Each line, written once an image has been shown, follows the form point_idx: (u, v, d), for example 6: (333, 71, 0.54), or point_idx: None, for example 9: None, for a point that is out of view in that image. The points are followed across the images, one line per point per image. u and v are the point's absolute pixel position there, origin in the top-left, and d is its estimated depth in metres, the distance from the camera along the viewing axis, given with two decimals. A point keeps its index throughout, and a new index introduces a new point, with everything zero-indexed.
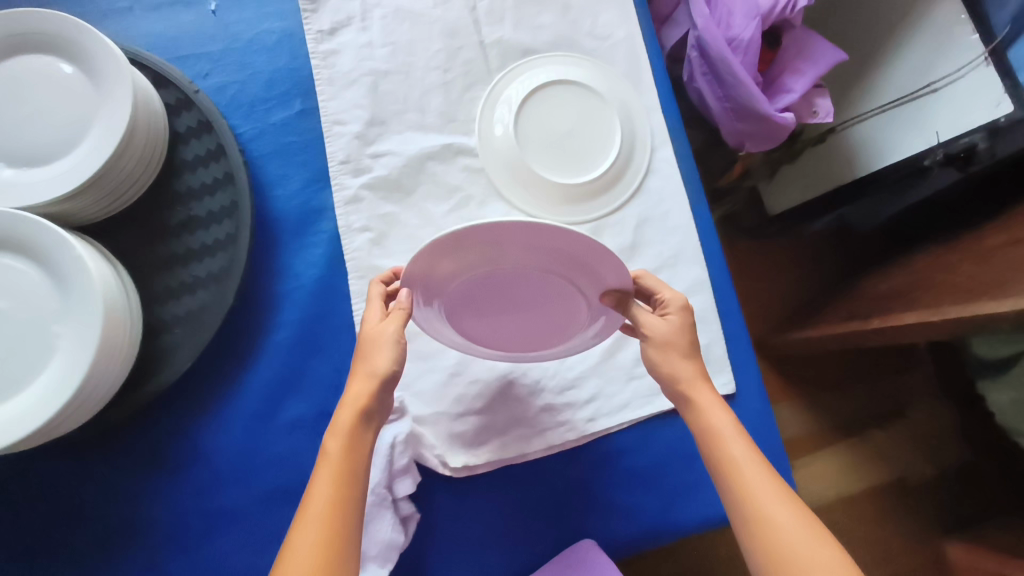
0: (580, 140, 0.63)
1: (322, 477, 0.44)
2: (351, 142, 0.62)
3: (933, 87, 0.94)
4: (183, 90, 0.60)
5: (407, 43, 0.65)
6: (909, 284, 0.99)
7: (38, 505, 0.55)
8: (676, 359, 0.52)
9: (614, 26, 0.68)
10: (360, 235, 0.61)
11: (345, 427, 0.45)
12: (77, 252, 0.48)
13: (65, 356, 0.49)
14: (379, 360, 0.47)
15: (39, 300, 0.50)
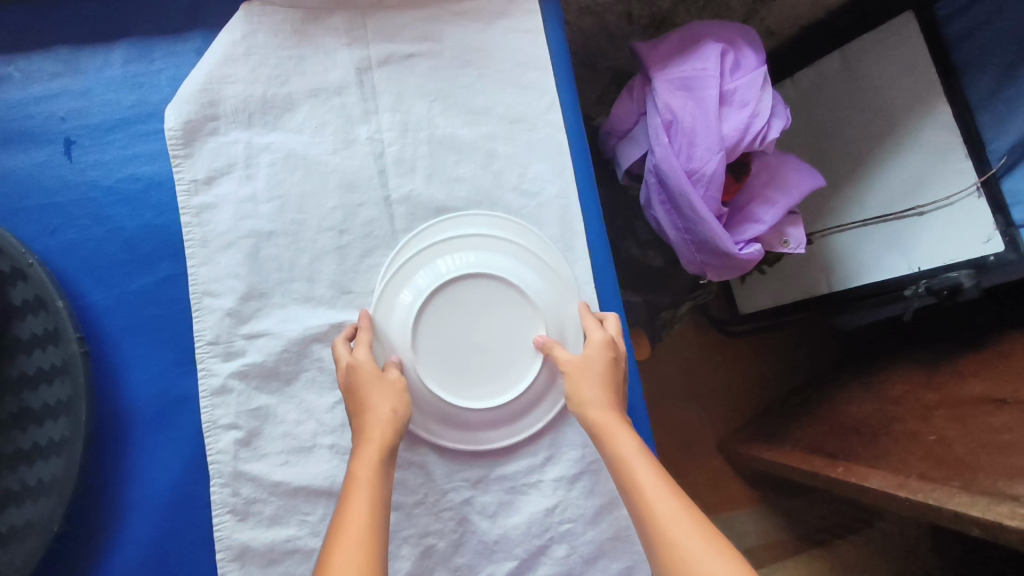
0: (494, 326, 0.53)
1: (355, 505, 0.45)
2: (222, 320, 0.53)
3: (919, 210, 0.83)
4: (15, 259, 0.49)
5: (298, 197, 0.55)
6: (881, 417, 0.90)
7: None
8: (587, 388, 0.50)
9: (546, 181, 0.59)
10: (226, 433, 0.51)
11: (371, 459, 0.47)
12: None
13: None
14: (391, 401, 0.49)
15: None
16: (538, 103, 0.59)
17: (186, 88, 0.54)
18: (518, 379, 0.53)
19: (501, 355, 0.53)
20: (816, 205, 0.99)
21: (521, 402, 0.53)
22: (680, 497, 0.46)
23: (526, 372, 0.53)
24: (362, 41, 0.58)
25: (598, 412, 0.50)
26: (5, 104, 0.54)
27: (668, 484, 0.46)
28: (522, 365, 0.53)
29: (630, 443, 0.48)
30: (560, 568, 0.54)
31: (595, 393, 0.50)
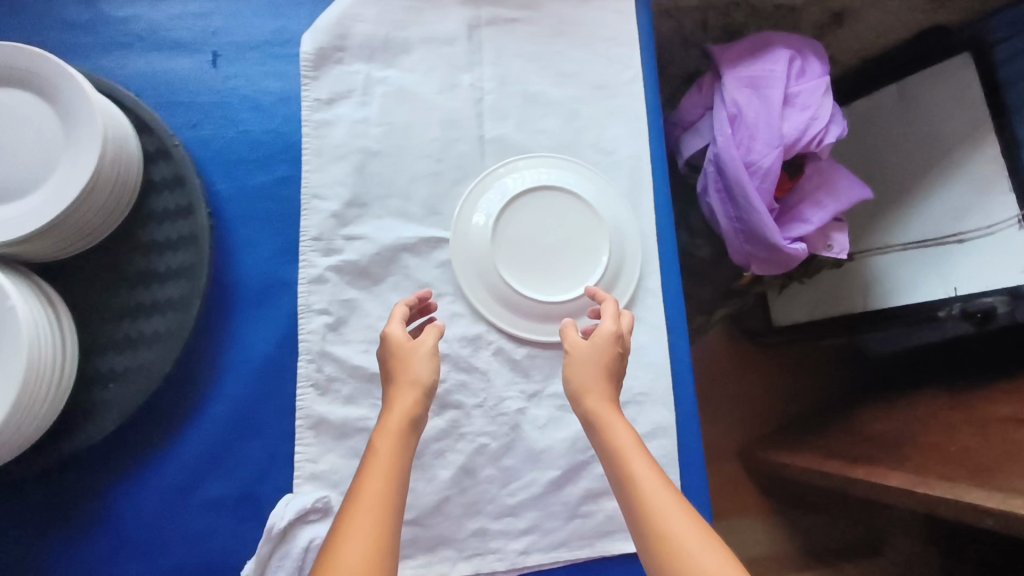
0: (559, 239, 0.61)
1: (372, 473, 0.45)
2: (327, 220, 0.60)
3: (961, 238, 0.87)
4: (163, 141, 0.57)
5: (403, 127, 0.63)
6: (902, 431, 0.94)
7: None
8: (581, 369, 0.51)
9: (621, 142, 0.65)
10: (318, 316, 0.58)
11: (391, 429, 0.47)
12: (9, 303, 0.46)
13: None
14: (420, 372, 0.50)
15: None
16: (623, 74, 0.66)
17: (321, 21, 0.62)
18: (580, 281, 0.60)
19: (561, 260, 0.60)
20: (861, 228, 1.05)
21: (580, 301, 0.60)
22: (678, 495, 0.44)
23: (585, 276, 0.60)
24: (475, 2, 0.66)
25: (596, 392, 0.50)
26: (167, 18, 0.62)
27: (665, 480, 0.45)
28: (583, 269, 0.60)
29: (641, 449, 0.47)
30: (597, 483, 0.59)
31: (591, 380, 0.51)
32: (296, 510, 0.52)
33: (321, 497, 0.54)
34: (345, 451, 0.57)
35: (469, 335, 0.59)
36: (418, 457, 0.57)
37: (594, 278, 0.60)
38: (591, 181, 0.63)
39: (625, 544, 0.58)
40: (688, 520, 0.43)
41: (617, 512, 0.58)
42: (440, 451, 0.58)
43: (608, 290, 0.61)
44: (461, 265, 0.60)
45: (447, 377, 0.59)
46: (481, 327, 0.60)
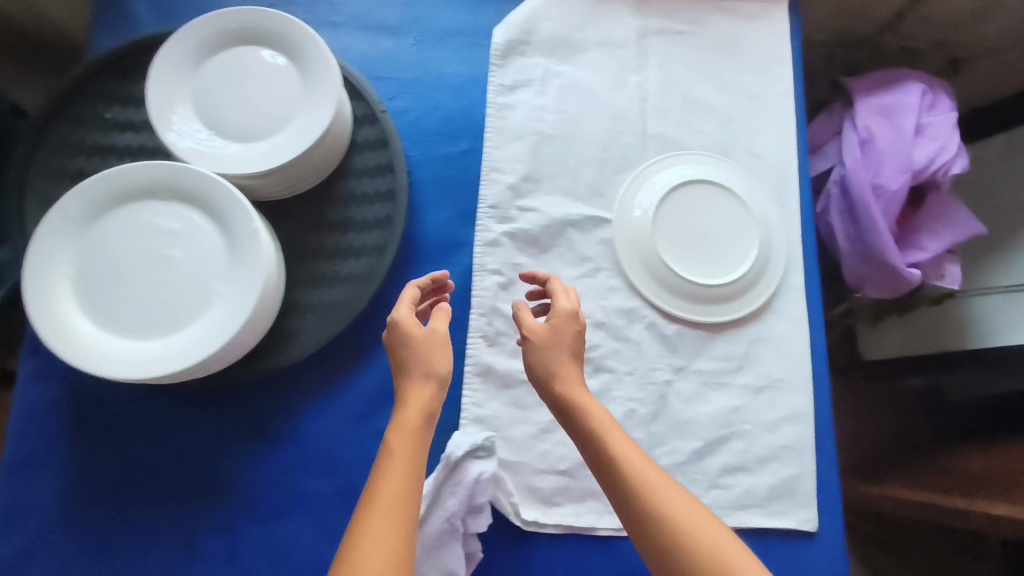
0: (715, 230, 0.65)
1: (392, 472, 0.44)
2: (504, 191, 0.66)
3: None
4: (371, 107, 0.64)
5: (575, 116, 0.69)
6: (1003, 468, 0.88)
7: (141, 440, 0.58)
8: (558, 359, 0.51)
9: (771, 149, 0.70)
10: (491, 276, 0.63)
11: (409, 426, 0.46)
12: (253, 225, 0.53)
13: (218, 314, 0.52)
14: (436, 364, 0.49)
15: (207, 255, 0.54)
16: (777, 88, 0.71)
17: (512, 17, 0.69)
18: (732, 269, 0.64)
19: (716, 247, 0.65)
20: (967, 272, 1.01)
21: (730, 287, 0.64)
22: (684, 493, 0.45)
23: (737, 265, 0.64)
24: (645, 13, 0.72)
25: (564, 371, 0.51)
26: (375, 4, 0.70)
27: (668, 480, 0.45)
28: (736, 259, 0.65)
29: (633, 448, 0.47)
30: (736, 459, 0.62)
31: (566, 366, 0.51)
32: (468, 444, 0.57)
33: (486, 437, 0.58)
34: (507, 400, 0.61)
35: (625, 308, 0.64)
36: None
37: (746, 267, 0.64)
38: (744, 180, 0.68)
39: (760, 519, 0.61)
40: (704, 516, 0.43)
41: (753, 488, 0.61)
42: None
43: (756, 280, 0.65)
44: (622, 247, 0.65)
45: (602, 343, 0.63)
46: (636, 302, 0.64)
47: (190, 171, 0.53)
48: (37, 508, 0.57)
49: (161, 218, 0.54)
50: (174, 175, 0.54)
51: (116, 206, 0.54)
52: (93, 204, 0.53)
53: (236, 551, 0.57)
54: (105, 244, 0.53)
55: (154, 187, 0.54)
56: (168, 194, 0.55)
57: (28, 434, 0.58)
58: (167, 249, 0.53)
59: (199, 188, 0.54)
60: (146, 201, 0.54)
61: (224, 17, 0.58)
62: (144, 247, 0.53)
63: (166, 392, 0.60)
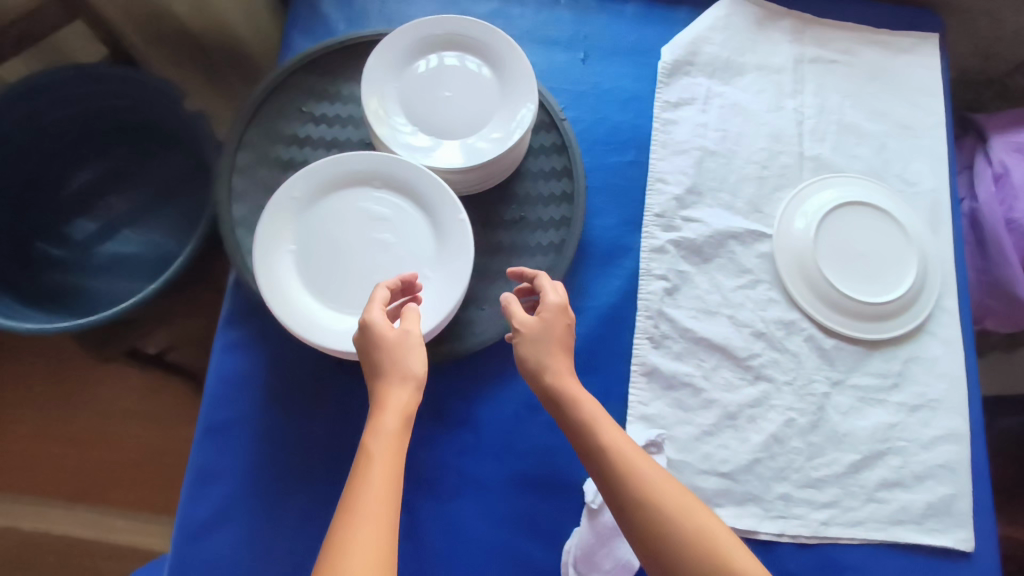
0: (872, 250, 0.67)
1: (374, 478, 0.42)
2: (670, 201, 0.69)
3: None
4: (552, 115, 0.68)
5: (736, 134, 0.72)
6: None
7: (304, 412, 0.61)
8: (548, 353, 0.53)
9: (924, 177, 0.72)
10: (657, 281, 0.66)
11: (389, 430, 0.45)
12: (461, 218, 0.56)
13: (425, 297, 0.56)
14: (411, 365, 0.48)
15: (415, 242, 0.58)
16: (928, 119, 0.74)
17: (678, 40, 0.74)
18: (890, 289, 0.67)
19: (873, 267, 0.67)
20: None
21: (889, 305, 0.66)
22: (690, 500, 0.47)
23: (895, 285, 0.67)
24: (801, 42, 0.76)
25: (556, 367, 0.52)
26: (546, 21, 0.75)
27: (674, 489, 0.47)
28: (893, 279, 0.67)
29: (637, 451, 0.49)
30: (893, 474, 0.63)
31: (558, 361, 0.52)
32: (644, 439, 0.61)
33: (657, 434, 0.61)
34: (671, 401, 0.63)
35: (785, 320, 0.66)
36: (733, 418, 0.63)
37: (904, 288, 0.66)
38: (898, 205, 0.70)
39: (918, 536, 0.61)
40: (712, 527, 0.46)
41: (910, 504, 0.62)
42: (753, 416, 0.64)
43: (911, 301, 0.67)
44: (783, 260, 0.68)
45: (762, 352, 0.65)
46: (795, 314, 0.67)
47: (407, 165, 0.57)
48: (228, 472, 0.59)
49: (374, 205, 0.58)
50: (390, 166, 0.58)
51: (333, 193, 0.59)
52: (316, 189, 0.58)
53: (413, 527, 0.59)
54: (325, 226, 0.58)
55: (370, 176, 0.59)
56: (380, 182, 0.59)
57: (222, 401, 0.61)
58: (379, 233, 0.58)
59: (413, 180, 0.58)
60: (362, 188, 0.59)
61: (434, 24, 0.63)
62: (360, 230, 0.58)
63: (349, 371, 0.63)
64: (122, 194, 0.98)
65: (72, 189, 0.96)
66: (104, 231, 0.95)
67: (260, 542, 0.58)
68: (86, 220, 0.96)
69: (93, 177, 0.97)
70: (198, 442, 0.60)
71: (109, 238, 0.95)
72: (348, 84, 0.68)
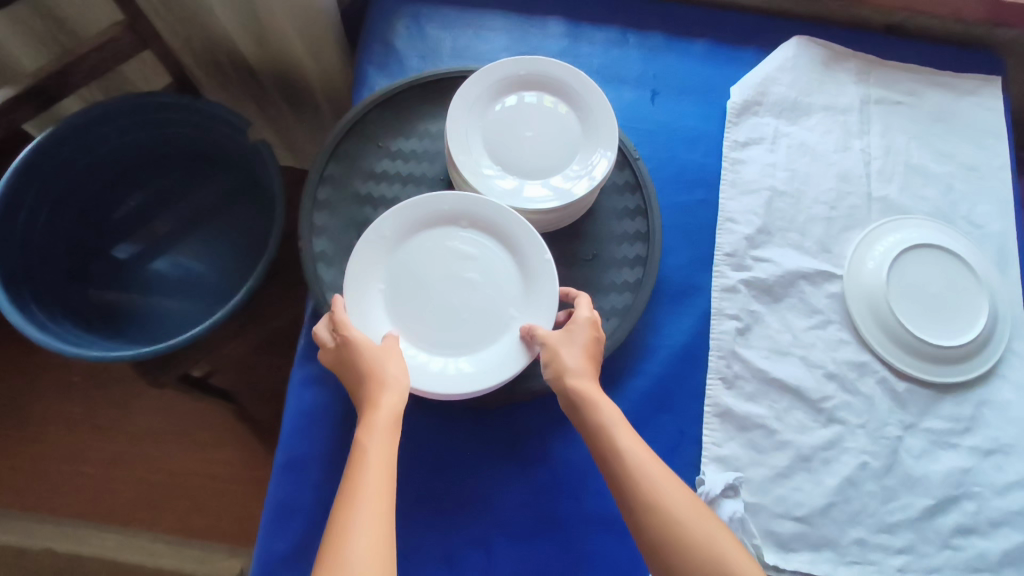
0: (944, 293, 0.67)
1: (366, 471, 0.45)
2: (740, 241, 0.69)
3: None
4: (628, 153, 0.69)
5: (804, 174, 0.72)
6: None
7: None
8: (568, 355, 0.54)
9: (991, 219, 0.73)
10: (729, 320, 0.66)
11: (379, 427, 0.48)
12: (547, 257, 0.57)
13: (512, 338, 0.57)
14: (395, 371, 0.51)
15: (502, 283, 0.58)
16: (993, 161, 0.75)
17: (745, 81, 0.75)
18: (965, 332, 0.66)
19: (948, 309, 0.67)
20: None
21: (964, 348, 0.66)
22: (691, 501, 0.47)
23: (969, 327, 0.67)
24: (866, 83, 0.77)
25: (577, 375, 0.53)
26: (615, 61, 0.76)
27: (675, 488, 0.48)
28: (967, 321, 0.67)
29: (638, 443, 0.50)
30: (969, 520, 0.63)
31: (578, 363, 0.53)
32: (723, 483, 0.59)
33: (736, 477, 0.60)
34: (745, 442, 0.63)
35: (856, 361, 0.66)
36: (808, 461, 0.63)
37: (980, 330, 0.66)
38: (968, 247, 0.71)
39: None
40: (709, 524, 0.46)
41: (986, 551, 0.62)
42: (827, 459, 0.63)
43: (984, 344, 0.67)
44: (854, 300, 0.68)
45: (835, 394, 0.65)
46: (866, 356, 0.67)
47: (491, 205, 0.58)
48: (306, 507, 0.57)
49: (461, 244, 0.59)
50: (479, 207, 0.59)
51: (422, 230, 0.59)
52: (404, 226, 0.58)
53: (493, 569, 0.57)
54: (413, 264, 0.58)
55: (455, 216, 0.59)
56: (465, 222, 0.59)
57: (301, 434, 0.60)
58: (466, 273, 0.58)
59: (497, 218, 0.58)
60: (447, 227, 0.59)
61: (516, 64, 0.64)
62: (448, 269, 0.58)
63: (429, 407, 0.62)
64: (168, 216, 0.95)
65: (117, 212, 0.93)
66: (150, 252, 0.94)
67: None
68: (128, 241, 0.93)
69: (137, 199, 0.94)
70: (276, 475, 0.58)
71: (155, 259, 0.94)
72: (425, 122, 0.69)
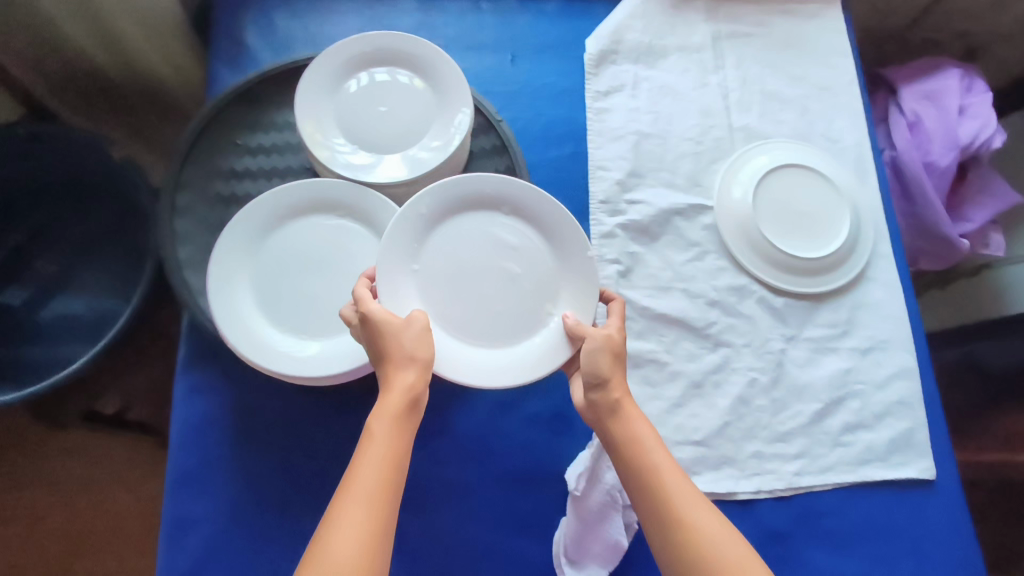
0: (808, 210, 0.71)
1: (367, 459, 0.44)
2: (613, 186, 0.71)
3: None
4: (489, 117, 0.69)
5: (667, 114, 0.74)
6: None
7: (276, 447, 0.60)
8: (611, 365, 0.50)
9: (846, 133, 0.76)
10: (610, 265, 0.68)
11: (389, 411, 0.46)
12: (590, 254, 0.56)
13: (553, 329, 0.56)
14: (413, 348, 0.48)
15: (539, 269, 0.58)
16: (841, 78, 0.78)
17: (600, 31, 0.76)
18: (830, 243, 0.70)
19: (810, 223, 0.70)
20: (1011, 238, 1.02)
21: (829, 259, 0.69)
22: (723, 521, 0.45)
23: (834, 237, 0.70)
24: (716, 20, 0.79)
25: (613, 382, 0.49)
26: (471, 28, 0.77)
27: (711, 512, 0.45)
28: (830, 233, 0.70)
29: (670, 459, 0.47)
30: (854, 417, 0.66)
31: (612, 371, 0.50)
32: None
33: None
34: (638, 379, 0.65)
35: (735, 286, 0.69)
36: (700, 387, 0.66)
37: (842, 239, 0.70)
38: (827, 162, 0.74)
39: (884, 471, 0.65)
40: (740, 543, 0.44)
41: (873, 442, 0.66)
42: (718, 382, 0.66)
43: (849, 252, 0.71)
44: (727, 227, 0.70)
45: (718, 319, 0.68)
46: (743, 279, 0.70)
47: (528, 189, 0.57)
48: (205, 518, 0.58)
49: (504, 233, 0.58)
50: (523, 194, 0.57)
51: (465, 213, 0.58)
52: (441, 208, 0.57)
53: (403, 545, 0.59)
54: (456, 251, 0.57)
55: (499, 201, 0.58)
56: (508, 210, 0.58)
57: (191, 447, 0.60)
58: (507, 262, 0.57)
59: (540, 207, 0.57)
60: (489, 211, 0.58)
61: (360, 41, 0.63)
62: (491, 257, 0.57)
63: (322, 397, 0.61)
64: (54, 255, 0.90)
65: None
66: (42, 296, 0.88)
67: None
68: (16, 287, 0.87)
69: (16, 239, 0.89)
70: (170, 493, 0.58)
71: (46, 305, 0.87)
72: (282, 112, 0.68)
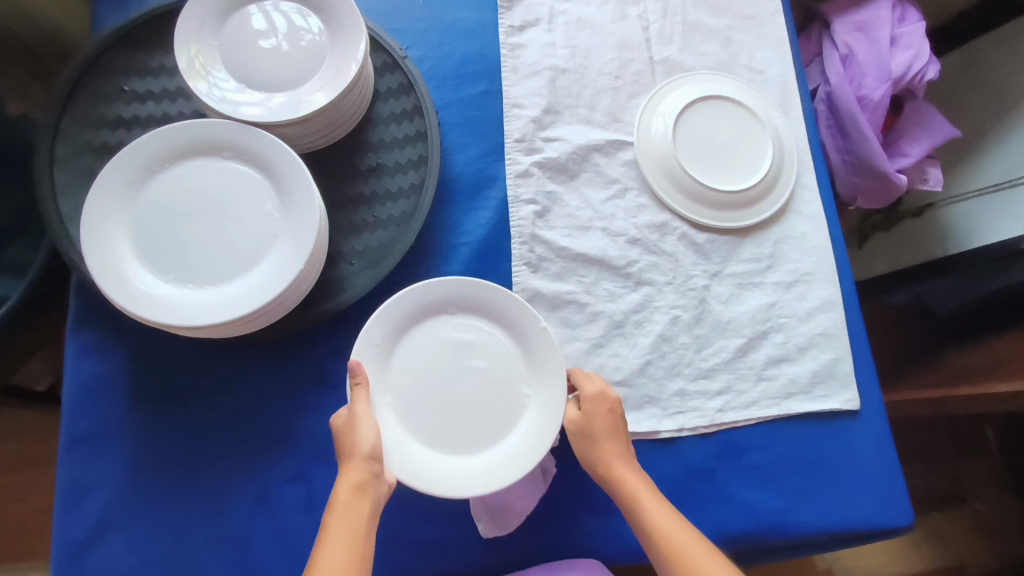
0: (728, 143, 0.69)
1: (326, 556, 0.44)
2: (527, 124, 0.68)
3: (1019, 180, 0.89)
4: (392, 53, 0.66)
5: (585, 48, 0.71)
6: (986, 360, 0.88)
7: (178, 405, 0.58)
8: (606, 438, 0.54)
9: (771, 64, 0.74)
10: (526, 205, 0.66)
11: (341, 503, 0.46)
12: (543, 325, 0.54)
13: (531, 418, 0.54)
14: (361, 439, 0.48)
15: (504, 357, 0.56)
16: (766, 7, 0.76)
17: None
18: (752, 175, 0.68)
19: (730, 156, 0.68)
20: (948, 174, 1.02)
21: (750, 193, 0.68)
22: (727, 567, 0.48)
23: (756, 170, 0.68)
24: None
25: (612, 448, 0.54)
26: None
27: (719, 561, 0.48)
28: (752, 165, 0.68)
29: (675, 519, 0.51)
30: (778, 350, 0.65)
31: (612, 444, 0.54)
32: None
33: None
34: (556, 321, 0.63)
35: (655, 222, 0.67)
36: (621, 326, 0.64)
37: (765, 170, 0.68)
38: (750, 94, 0.72)
39: (808, 404, 0.64)
40: None
41: (797, 375, 0.64)
42: (640, 321, 0.64)
43: (772, 186, 0.69)
44: (647, 163, 0.68)
45: (639, 257, 0.66)
46: (664, 216, 0.68)
47: (467, 283, 0.56)
48: (103, 481, 0.56)
49: (454, 332, 0.56)
50: (461, 288, 0.56)
51: (414, 326, 0.56)
52: (391, 333, 0.55)
53: (313, 498, 0.57)
54: (414, 366, 0.55)
55: (443, 303, 0.57)
56: (455, 307, 0.57)
57: (84, 408, 0.57)
58: (465, 361, 0.56)
59: (483, 296, 0.56)
60: (438, 316, 0.57)
61: None
62: (449, 361, 0.55)
63: (225, 352, 0.59)
64: None
65: None
66: None
67: (151, 546, 0.55)
68: None
69: None
70: (63, 457, 0.56)
71: None
72: (170, 55, 0.64)
